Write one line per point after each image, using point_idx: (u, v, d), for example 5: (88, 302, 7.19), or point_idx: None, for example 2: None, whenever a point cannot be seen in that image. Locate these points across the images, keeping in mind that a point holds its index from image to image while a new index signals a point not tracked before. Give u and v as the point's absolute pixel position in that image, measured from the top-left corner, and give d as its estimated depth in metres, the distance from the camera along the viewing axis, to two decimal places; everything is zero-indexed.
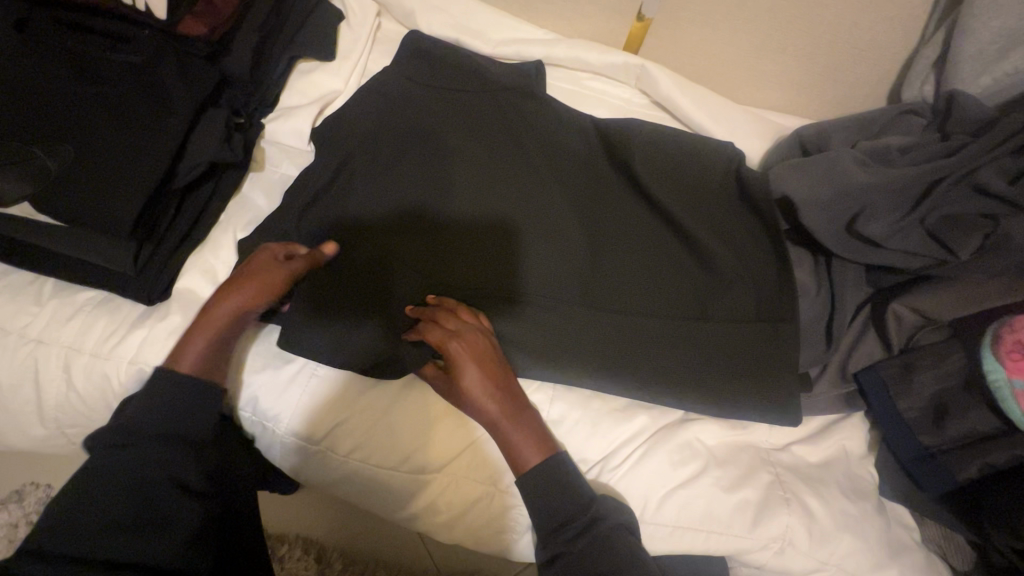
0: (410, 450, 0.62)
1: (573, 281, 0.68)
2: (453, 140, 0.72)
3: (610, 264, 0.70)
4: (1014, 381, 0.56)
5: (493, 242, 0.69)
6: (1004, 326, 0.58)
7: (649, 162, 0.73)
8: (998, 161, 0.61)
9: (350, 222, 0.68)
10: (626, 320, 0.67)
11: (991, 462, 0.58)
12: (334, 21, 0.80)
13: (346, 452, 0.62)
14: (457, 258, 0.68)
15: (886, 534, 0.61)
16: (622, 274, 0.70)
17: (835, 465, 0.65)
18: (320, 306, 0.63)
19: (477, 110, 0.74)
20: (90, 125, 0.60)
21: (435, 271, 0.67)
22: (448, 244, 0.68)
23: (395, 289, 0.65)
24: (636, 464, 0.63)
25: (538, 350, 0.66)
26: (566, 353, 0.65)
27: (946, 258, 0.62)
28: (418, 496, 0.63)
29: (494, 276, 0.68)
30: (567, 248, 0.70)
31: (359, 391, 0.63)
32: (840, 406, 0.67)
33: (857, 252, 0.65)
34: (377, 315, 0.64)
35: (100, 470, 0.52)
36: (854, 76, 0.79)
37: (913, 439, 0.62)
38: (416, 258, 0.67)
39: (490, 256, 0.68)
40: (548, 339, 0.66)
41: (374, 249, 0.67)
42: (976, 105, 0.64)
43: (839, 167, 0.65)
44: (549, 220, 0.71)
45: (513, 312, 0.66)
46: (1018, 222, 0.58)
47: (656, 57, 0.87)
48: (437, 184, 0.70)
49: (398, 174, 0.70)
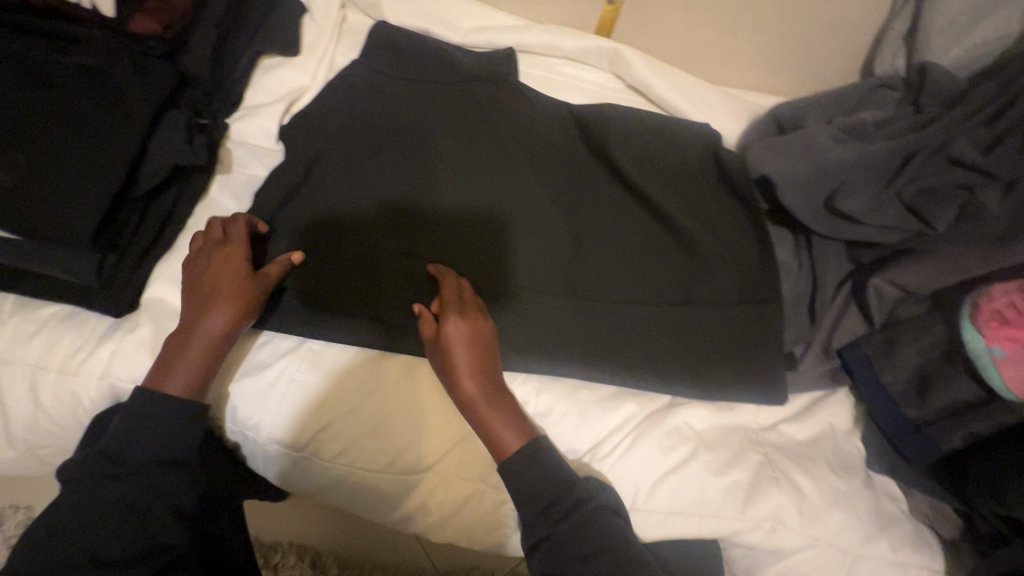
0: (398, 450, 0.60)
1: (556, 271, 0.68)
2: (428, 133, 0.71)
3: (592, 253, 0.69)
4: (993, 349, 0.56)
5: (474, 236, 0.68)
6: (983, 294, 0.59)
7: (627, 148, 0.72)
8: (972, 131, 0.60)
9: (331, 219, 0.66)
10: (609, 308, 0.66)
11: (972, 430, 0.58)
12: (297, 15, 0.78)
13: (333, 457, 0.61)
14: (444, 256, 0.66)
15: (874, 506, 0.61)
16: (604, 262, 0.69)
17: (823, 442, 0.65)
18: (310, 306, 0.64)
19: (451, 101, 0.73)
20: (46, 133, 0.58)
21: (426, 271, 0.65)
22: (435, 241, 0.67)
23: (379, 289, 0.64)
24: (625, 454, 0.63)
25: (525, 345, 0.65)
26: (552, 345, 0.65)
27: (923, 231, 0.62)
28: (410, 496, 0.61)
29: (477, 271, 0.67)
30: (549, 238, 0.69)
31: (341, 395, 0.61)
32: (822, 382, 0.68)
33: (836, 230, 0.65)
34: (370, 315, 0.64)
35: (82, 498, 0.52)
36: (826, 51, 0.79)
37: (898, 413, 0.62)
38: (404, 258, 0.66)
39: (472, 251, 0.67)
40: (535, 333, 0.65)
41: (360, 249, 0.65)
42: (948, 75, 0.64)
43: (815, 145, 0.65)
44: (529, 211, 0.69)
45: (498, 308, 0.66)
46: (993, 193, 0.58)
47: (630, 40, 0.86)
48: (414, 179, 0.69)
49: (372, 170, 0.69)
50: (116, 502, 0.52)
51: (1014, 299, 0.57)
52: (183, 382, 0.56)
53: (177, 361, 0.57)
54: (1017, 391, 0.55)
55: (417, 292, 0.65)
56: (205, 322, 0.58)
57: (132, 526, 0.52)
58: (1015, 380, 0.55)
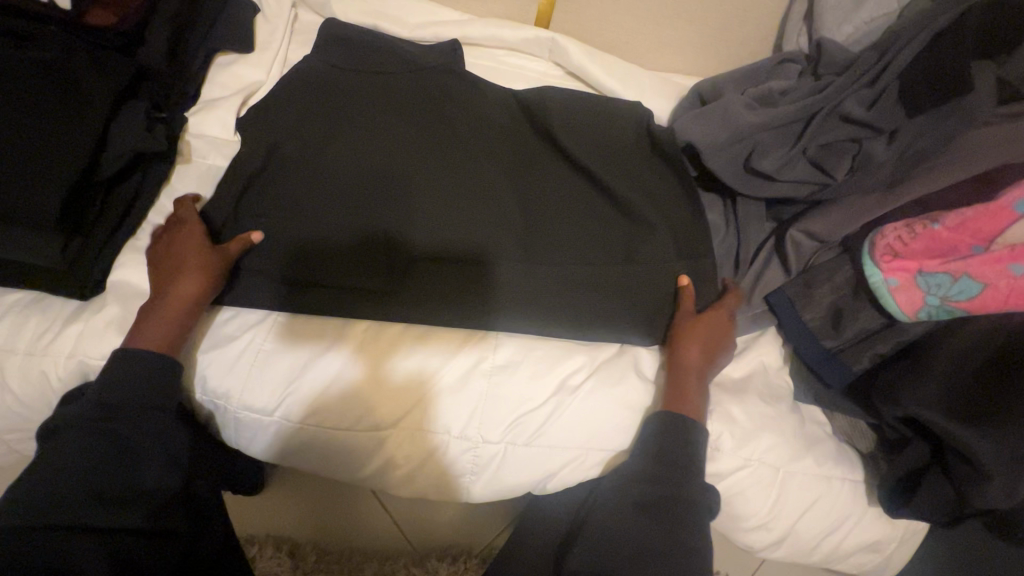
0: (366, 408, 0.64)
1: (512, 236, 0.72)
2: (379, 118, 0.75)
3: (543, 220, 0.74)
4: (889, 279, 0.64)
5: (432, 207, 0.71)
6: (877, 233, 0.67)
7: (576, 140, 0.78)
8: (858, 92, 0.69)
9: (307, 245, 0.68)
10: (563, 267, 0.71)
11: (878, 351, 0.66)
12: (250, 14, 0.82)
13: (304, 420, 0.64)
14: (419, 287, 0.68)
15: (800, 429, 0.67)
16: (554, 227, 0.74)
17: (754, 377, 0.72)
18: (272, 284, 0.67)
19: (400, 88, 0.78)
20: (8, 122, 0.60)
21: (404, 301, 0.68)
22: (409, 235, 0.69)
23: (344, 260, 0.67)
24: (581, 397, 0.66)
25: (486, 306, 0.69)
26: (512, 303, 0.69)
27: (827, 182, 0.70)
28: (380, 450, 0.65)
29: (439, 238, 0.70)
30: (502, 207, 0.74)
31: (307, 360, 0.65)
32: (751, 326, 0.74)
33: (756, 188, 0.74)
34: (349, 341, 0.66)
35: (69, 441, 0.54)
36: (741, 35, 0.88)
37: (817, 344, 0.69)
38: (379, 289, 0.68)
39: (431, 220, 0.70)
40: (496, 294, 0.69)
41: (337, 278, 0.67)
42: (839, 47, 0.73)
43: (730, 112, 0.73)
44: (482, 184, 0.74)
45: (460, 272, 0.69)
46: (879, 142, 0.67)
47: (566, 31, 0.93)
48: (369, 157, 0.72)
49: (327, 152, 0.72)
50: (103, 443, 0.54)
51: (901, 233, 0.64)
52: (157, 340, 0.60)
53: (149, 325, 0.60)
54: (910, 313, 0.63)
55: (381, 262, 0.68)
56: (174, 286, 0.61)
57: (119, 468, 0.54)
58: (907, 303, 0.63)
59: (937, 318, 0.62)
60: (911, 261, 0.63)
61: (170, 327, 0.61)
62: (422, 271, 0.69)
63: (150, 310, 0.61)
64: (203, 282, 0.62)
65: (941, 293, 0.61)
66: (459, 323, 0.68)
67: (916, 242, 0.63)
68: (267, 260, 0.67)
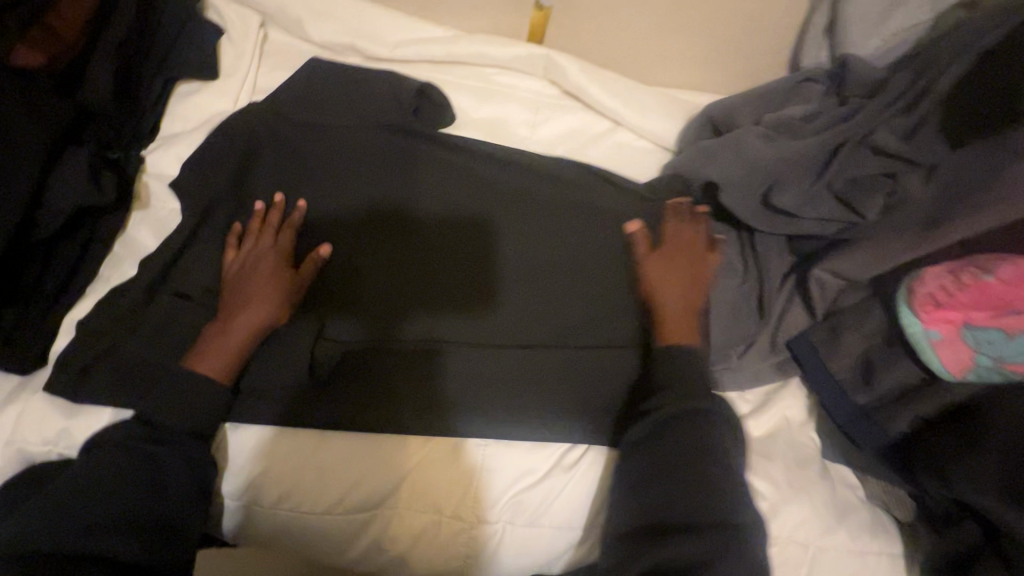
0: (360, 425, 0.59)
1: (518, 263, 0.67)
2: (353, 142, 0.70)
3: (548, 247, 0.67)
4: (931, 331, 0.57)
5: (428, 236, 0.67)
6: (916, 279, 0.59)
7: (564, 176, 0.70)
8: (892, 120, 0.62)
9: (304, 227, 0.66)
10: (573, 300, 0.65)
11: (915, 413, 0.59)
12: (212, 36, 0.74)
13: (292, 439, 0.59)
14: (419, 258, 0.66)
15: (830, 497, 0.60)
16: (558, 255, 0.67)
17: (779, 437, 0.64)
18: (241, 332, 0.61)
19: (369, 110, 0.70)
20: None
21: (405, 276, 0.65)
22: (410, 262, 0.66)
23: (347, 291, 0.64)
24: (584, 472, 0.59)
25: (495, 338, 0.63)
26: (524, 333, 0.64)
27: (856, 221, 0.63)
28: (388, 457, 0.59)
29: (443, 265, 0.66)
30: (505, 230, 0.68)
31: (282, 440, 0.59)
32: (774, 376, 0.67)
33: (777, 226, 0.66)
34: (356, 314, 0.63)
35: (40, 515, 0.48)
36: (755, 47, 0.80)
37: (847, 400, 0.63)
38: (388, 294, 0.64)
39: (430, 246, 0.67)
40: (506, 325, 0.64)
41: (334, 262, 0.65)
42: (866, 66, 0.66)
43: (744, 144, 0.66)
44: (481, 204, 0.69)
45: (469, 303, 0.65)
46: (915, 177, 0.60)
47: (562, 45, 0.85)
48: (354, 185, 0.68)
49: (306, 184, 0.68)
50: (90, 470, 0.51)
51: (945, 282, 0.57)
52: (216, 365, 0.56)
53: (224, 342, 0.57)
54: (955, 371, 0.57)
55: (383, 290, 0.64)
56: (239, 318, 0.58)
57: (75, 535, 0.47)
58: (951, 360, 0.57)
59: (987, 379, 0.56)
60: (955, 312, 0.57)
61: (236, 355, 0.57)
62: (429, 300, 0.64)
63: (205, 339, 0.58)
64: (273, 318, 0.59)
65: (993, 353, 0.55)
66: (470, 356, 0.62)
67: (963, 293, 0.56)
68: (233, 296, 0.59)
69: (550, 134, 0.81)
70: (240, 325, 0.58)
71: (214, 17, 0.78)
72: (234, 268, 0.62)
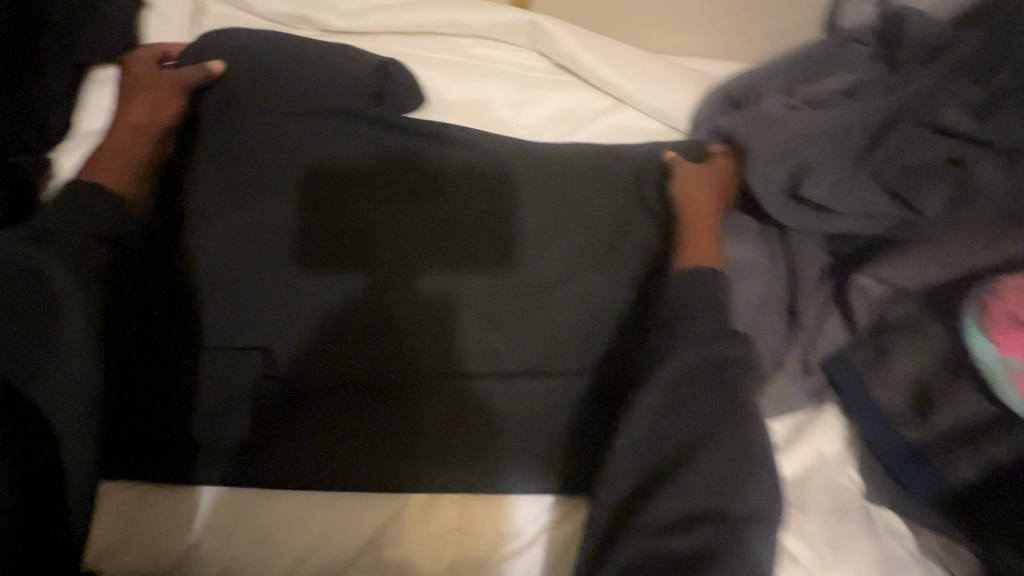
0: (371, 406, 0.51)
1: (550, 224, 0.55)
2: (314, 109, 0.56)
3: (556, 231, 0.55)
4: (1009, 360, 0.48)
5: (449, 186, 0.56)
6: (990, 292, 0.50)
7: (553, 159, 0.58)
8: (960, 91, 0.50)
9: (323, 165, 0.55)
10: (607, 278, 0.54)
11: (990, 459, 0.48)
12: (129, 9, 0.62)
13: (281, 418, 0.51)
14: (444, 209, 0.55)
15: (878, 554, 0.51)
16: (567, 240, 0.55)
17: (814, 479, 0.54)
18: (183, 356, 0.51)
19: (310, 83, 0.56)
20: None
21: (429, 231, 0.54)
22: (439, 209, 0.55)
23: (369, 248, 0.54)
24: (577, 531, 0.50)
25: (542, 302, 0.53)
26: (576, 296, 0.53)
27: (909, 218, 0.52)
28: (375, 456, 0.50)
29: (471, 215, 0.55)
30: (531, 184, 0.56)
31: (214, 504, 0.49)
32: (807, 404, 0.56)
33: (805, 221, 0.54)
34: (364, 270, 0.53)
35: None
36: (783, 4, 0.66)
37: (897, 436, 0.52)
38: (416, 253, 0.54)
39: (454, 196, 0.56)
40: (553, 287, 0.54)
41: (351, 217, 0.54)
42: (927, 22, 0.53)
43: (773, 116, 0.55)
44: (503, 152, 0.57)
45: (507, 262, 0.54)
46: (989, 166, 0.49)
47: (551, 9, 0.72)
48: (342, 135, 0.56)
49: (280, 144, 0.56)
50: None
51: None
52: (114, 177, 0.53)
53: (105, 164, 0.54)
54: None
55: (410, 245, 0.54)
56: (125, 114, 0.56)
57: None
58: None
59: None
60: None
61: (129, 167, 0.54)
62: (465, 258, 0.54)
63: (125, 280, 0.49)
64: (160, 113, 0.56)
65: None
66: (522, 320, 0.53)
67: None
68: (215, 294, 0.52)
69: (538, 115, 0.68)
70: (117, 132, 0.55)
71: None
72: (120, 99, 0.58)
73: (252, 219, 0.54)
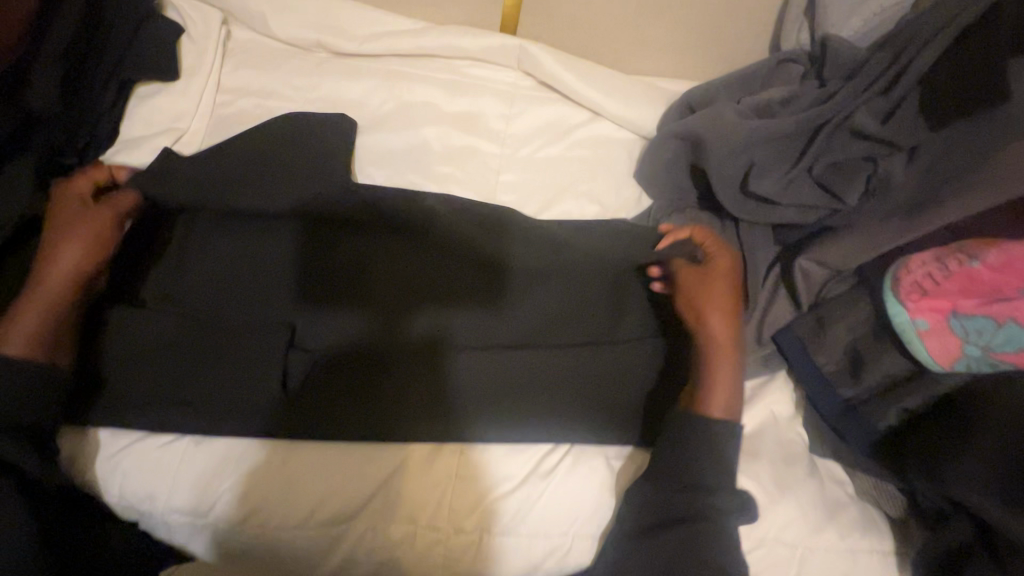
0: (367, 417, 0.58)
1: (519, 263, 0.63)
2: (287, 169, 0.64)
3: (517, 270, 0.63)
4: (917, 321, 0.56)
5: (427, 229, 0.64)
6: (901, 266, 0.58)
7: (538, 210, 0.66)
8: (871, 102, 0.60)
9: (308, 205, 0.62)
10: (569, 306, 0.63)
11: (905, 407, 0.57)
12: (169, 35, 0.72)
13: (290, 421, 0.57)
14: (430, 249, 0.63)
15: (820, 494, 0.59)
16: (535, 275, 0.63)
17: (765, 433, 0.62)
18: (187, 350, 0.58)
19: (283, 154, 0.65)
20: None
21: (413, 265, 0.63)
22: (418, 246, 0.63)
23: (363, 282, 0.62)
24: (561, 480, 0.57)
25: (512, 329, 0.62)
26: (542, 325, 0.62)
27: (837, 208, 0.61)
28: (375, 452, 0.58)
29: (446, 254, 0.63)
30: (495, 229, 0.65)
31: (244, 456, 0.56)
32: (759, 369, 0.64)
33: (754, 213, 0.65)
34: (365, 305, 0.61)
35: None
36: (735, 32, 0.77)
37: (833, 393, 0.61)
38: (401, 290, 0.62)
39: (429, 240, 0.64)
40: (522, 318, 0.62)
41: (343, 257, 0.62)
42: (848, 46, 0.64)
43: (724, 121, 0.64)
44: (458, 210, 0.65)
45: (480, 296, 0.62)
46: (897, 161, 0.58)
47: (535, 35, 0.83)
48: (320, 182, 0.63)
49: (269, 185, 0.63)
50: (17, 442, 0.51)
51: (931, 269, 0.56)
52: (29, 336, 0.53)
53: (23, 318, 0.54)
54: (943, 363, 0.55)
55: (394, 282, 0.62)
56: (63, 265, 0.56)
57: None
58: (939, 351, 0.55)
59: (977, 370, 0.54)
60: (941, 300, 0.55)
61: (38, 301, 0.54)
62: (447, 292, 0.62)
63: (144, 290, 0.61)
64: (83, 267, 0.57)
65: (983, 342, 0.54)
66: (494, 346, 0.61)
67: (950, 280, 0.55)
68: (232, 308, 0.61)
69: (525, 126, 0.78)
70: (61, 286, 0.56)
71: (174, 15, 0.76)
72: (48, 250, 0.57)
73: (255, 258, 0.62)
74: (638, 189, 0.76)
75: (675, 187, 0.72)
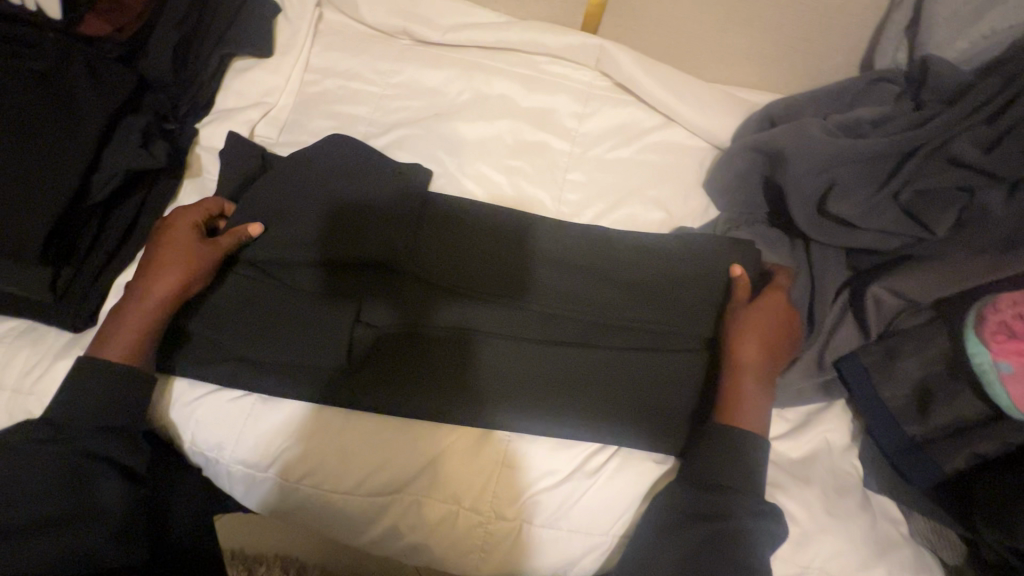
0: (397, 408, 0.59)
1: (548, 269, 0.63)
2: (343, 161, 0.66)
3: (540, 275, 0.63)
4: (1000, 364, 0.53)
5: (446, 230, 0.64)
6: (988, 305, 0.55)
7: (559, 231, 0.66)
8: (973, 130, 0.57)
9: (340, 202, 0.63)
10: (606, 320, 0.62)
11: (976, 451, 0.55)
12: (269, 13, 0.76)
13: (340, 390, 0.59)
14: (455, 243, 0.64)
15: (872, 530, 0.57)
16: (571, 284, 0.63)
17: (818, 460, 0.61)
18: (258, 316, 0.60)
19: (352, 155, 0.67)
20: (17, 144, 0.57)
21: (439, 259, 0.63)
22: (446, 241, 0.64)
23: (394, 264, 0.62)
24: (604, 480, 0.58)
25: (538, 333, 0.62)
26: (577, 334, 0.62)
27: (923, 237, 0.59)
28: (412, 440, 0.59)
29: (464, 253, 0.63)
30: (509, 236, 0.65)
31: (296, 421, 0.59)
32: (819, 396, 0.62)
33: (830, 234, 0.62)
34: (390, 285, 0.63)
35: (33, 451, 0.52)
36: (825, 47, 0.75)
37: (897, 429, 0.58)
38: (423, 285, 0.63)
39: (454, 238, 0.64)
40: (544, 324, 0.62)
41: (362, 247, 0.61)
42: (953, 69, 0.60)
43: (809, 135, 0.62)
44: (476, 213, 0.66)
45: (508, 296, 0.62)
46: (996, 195, 0.55)
47: (617, 36, 0.83)
48: (354, 174, 0.65)
49: (317, 174, 0.65)
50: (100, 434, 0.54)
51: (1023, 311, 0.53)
52: (118, 350, 0.56)
53: (114, 332, 0.56)
54: None
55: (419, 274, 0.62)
56: (147, 285, 0.57)
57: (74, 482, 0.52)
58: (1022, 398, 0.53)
59: None
60: None
61: (137, 327, 0.56)
62: (459, 292, 0.62)
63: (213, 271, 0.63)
64: (172, 288, 0.57)
65: None
66: (518, 347, 0.61)
67: None
68: (284, 283, 0.62)
69: (599, 126, 0.78)
70: (146, 308, 0.57)
71: None
72: (146, 260, 0.58)
73: (285, 235, 0.62)
74: (707, 199, 0.74)
75: (748, 201, 0.70)
